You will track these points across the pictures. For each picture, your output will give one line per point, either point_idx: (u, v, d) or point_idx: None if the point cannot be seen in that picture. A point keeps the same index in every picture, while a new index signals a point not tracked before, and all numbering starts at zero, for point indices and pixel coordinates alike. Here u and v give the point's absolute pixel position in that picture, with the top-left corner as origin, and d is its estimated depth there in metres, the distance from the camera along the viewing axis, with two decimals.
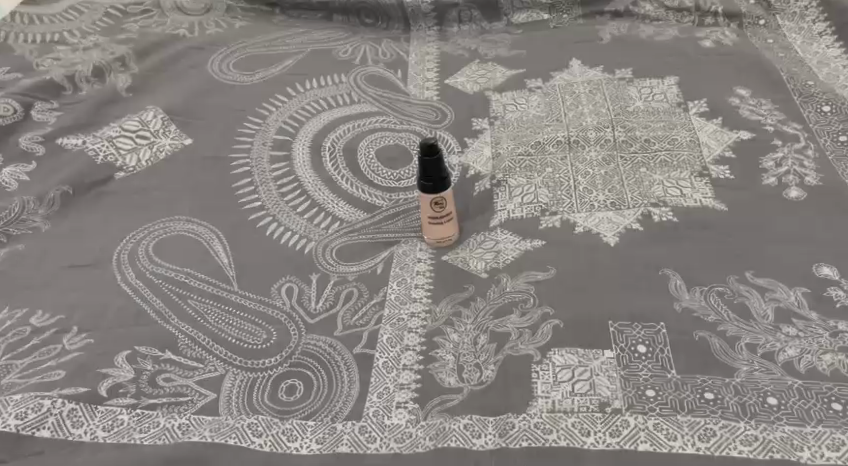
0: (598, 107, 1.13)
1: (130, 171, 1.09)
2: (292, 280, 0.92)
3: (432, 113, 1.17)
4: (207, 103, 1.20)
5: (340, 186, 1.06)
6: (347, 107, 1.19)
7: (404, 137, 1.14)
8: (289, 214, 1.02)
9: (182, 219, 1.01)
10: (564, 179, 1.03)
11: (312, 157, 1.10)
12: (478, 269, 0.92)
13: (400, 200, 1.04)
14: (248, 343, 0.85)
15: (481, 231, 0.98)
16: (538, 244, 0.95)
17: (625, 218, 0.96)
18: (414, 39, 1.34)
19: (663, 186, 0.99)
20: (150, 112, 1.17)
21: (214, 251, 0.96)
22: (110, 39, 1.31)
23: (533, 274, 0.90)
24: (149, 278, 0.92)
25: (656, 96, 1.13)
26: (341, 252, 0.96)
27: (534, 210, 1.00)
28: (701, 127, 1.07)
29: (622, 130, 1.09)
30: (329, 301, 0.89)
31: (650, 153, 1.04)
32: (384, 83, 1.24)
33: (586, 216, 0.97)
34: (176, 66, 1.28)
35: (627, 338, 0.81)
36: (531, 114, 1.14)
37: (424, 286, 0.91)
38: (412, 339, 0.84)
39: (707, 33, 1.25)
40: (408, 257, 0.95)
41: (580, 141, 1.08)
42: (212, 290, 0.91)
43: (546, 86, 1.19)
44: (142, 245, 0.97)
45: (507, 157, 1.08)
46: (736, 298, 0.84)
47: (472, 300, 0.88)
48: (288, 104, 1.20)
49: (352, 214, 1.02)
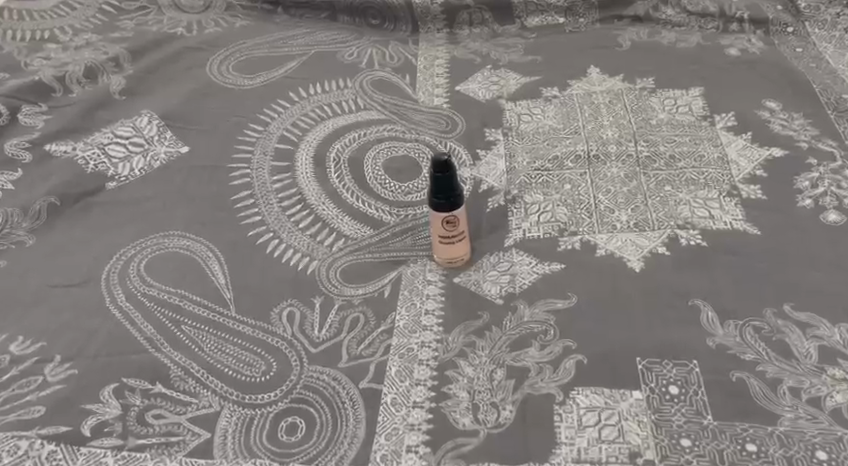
0: (620, 118, 1.06)
1: (122, 180, 1.02)
2: (293, 304, 0.86)
3: (443, 122, 1.11)
4: (204, 108, 1.13)
5: (345, 200, 1.00)
6: (352, 114, 1.13)
7: (412, 148, 1.07)
8: (291, 230, 0.96)
9: (176, 235, 0.95)
10: (584, 197, 0.97)
11: (316, 168, 1.04)
12: (493, 294, 0.86)
13: (408, 216, 0.98)
14: (245, 375, 0.78)
15: (496, 252, 0.92)
16: (556, 267, 0.89)
17: (650, 241, 0.90)
18: (422, 42, 1.27)
19: (690, 207, 0.93)
20: (145, 117, 1.11)
21: (211, 272, 0.90)
22: (103, 37, 1.25)
23: (552, 302, 0.84)
24: (140, 300, 0.86)
25: (680, 108, 1.07)
26: (346, 274, 0.90)
27: (551, 230, 0.93)
28: (729, 143, 1.01)
29: (645, 144, 1.02)
30: (333, 328, 0.83)
31: (675, 170, 0.98)
32: (392, 89, 1.18)
33: (609, 238, 0.91)
34: (172, 67, 1.21)
35: (657, 377, 0.74)
36: (548, 125, 1.08)
37: (435, 312, 0.85)
38: (422, 373, 0.78)
39: (732, 41, 1.19)
40: (417, 279, 0.89)
41: (601, 155, 1.02)
42: (207, 315, 0.84)
43: (563, 95, 1.12)
44: (134, 264, 0.91)
45: (523, 172, 1.01)
46: (775, 335, 0.78)
47: (487, 329, 0.82)
48: (290, 111, 1.13)
49: (357, 231, 0.96)
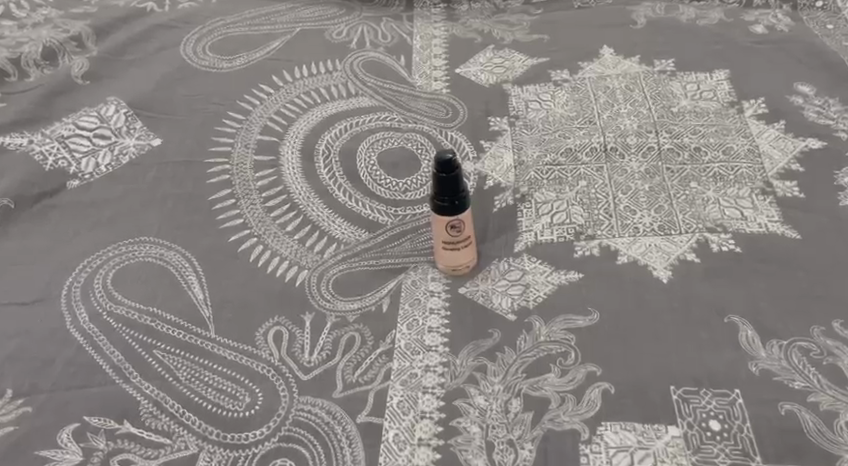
0: (638, 105, 0.97)
1: (85, 178, 0.92)
2: (280, 322, 0.77)
3: (442, 109, 1.01)
4: (178, 94, 1.03)
5: (337, 199, 0.90)
6: (343, 101, 1.02)
7: (410, 139, 0.97)
8: (278, 235, 0.86)
9: (147, 242, 0.85)
10: (602, 195, 0.88)
11: (304, 162, 0.94)
12: (504, 308, 0.78)
13: (407, 217, 0.88)
14: (227, 409, 0.70)
15: (505, 258, 0.84)
16: (573, 277, 0.80)
17: (676, 246, 0.81)
18: (418, 18, 1.16)
19: (719, 207, 0.84)
20: (111, 105, 1.00)
21: (186, 284, 0.80)
22: (63, 13, 1.13)
23: (572, 319, 0.75)
24: (107, 321, 0.76)
25: (704, 94, 0.97)
26: (340, 284, 0.81)
27: (566, 233, 0.85)
28: (760, 133, 0.91)
29: (667, 135, 0.93)
30: (325, 351, 0.74)
31: (701, 165, 0.89)
32: (385, 72, 1.07)
33: (631, 242, 0.83)
34: (142, 47, 1.10)
35: (695, 410, 0.66)
36: (559, 113, 0.98)
37: (440, 330, 0.77)
38: (428, 404, 0.70)
39: (757, 17, 1.09)
40: (419, 290, 0.81)
41: (619, 148, 0.92)
42: (182, 337, 0.75)
43: (574, 79, 1.02)
44: (100, 275, 0.81)
45: (533, 167, 0.92)
46: (826, 358, 0.69)
47: (498, 350, 0.74)
48: (274, 96, 1.03)
49: (351, 235, 0.87)
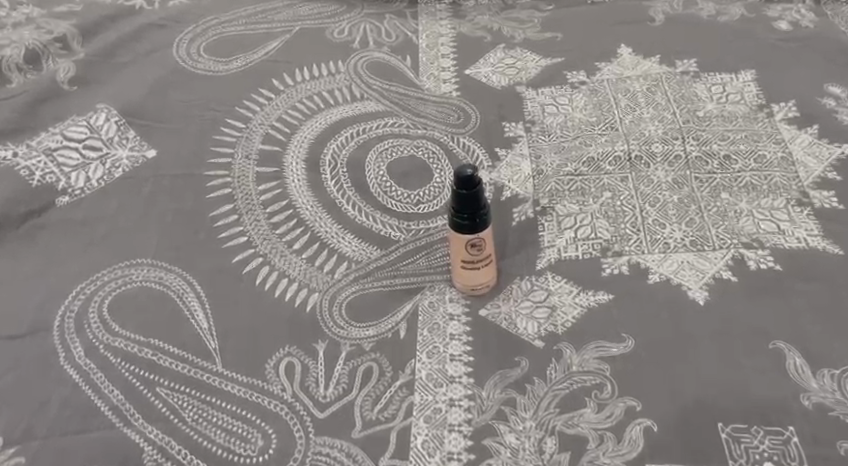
0: (662, 109, 0.92)
1: (76, 194, 0.86)
2: (291, 353, 0.72)
3: (453, 114, 0.95)
4: (172, 100, 0.96)
5: (346, 213, 0.85)
6: (348, 105, 0.96)
7: (421, 146, 0.91)
8: (285, 254, 0.80)
9: (144, 264, 0.79)
10: (628, 208, 0.82)
11: (309, 173, 0.88)
12: (531, 333, 0.73)
13: (421, 232, 0.83)
14: (239, 455, 0.65)
15: (527, 277, 0.78)
16: (602, 298, 0.75)
17: (711, 263, 0.77)
18: (423, 15, 1.10)
19: (754, 220, 0.80)
20: (101, 113, 0.94)
21: (189, 311, 0.75)
22: (46, 12, 1.06)
23: (605, 346, 0.71)
24: (104, 356, 0.71)
25: (731, 96, 0.92)
26: (353, 309, 0.76)
27: (592, 249, 0.80)
28: (792, 138, 0.86)
29: (695, 142, 0.87)
30: (342, 385, 0.69)
31: (732, 173, 0.84)
32: (390, 73, 1.01)
33: (661, 259, 0.78)
34: (131, 49, 1.03)
35: (748, 451, 0.63)
36: (578, 118, 0.92)
37: (463, 358, 0.72)
38: (455, 444, 0.65)
39: (780, 13, 1.04)
40: (438, 314, 0.75)
41: (645, 157, 0.87)
42: (186, 372, 0.70)
43: (592, 81, 0.97)
44: (94, 303, 0.75)
45: (553, 177, 0.87)
46: None
47: (527, 381, 0.69)
48: (275, 102, 0.96)
49: (363, 252, 0.81)
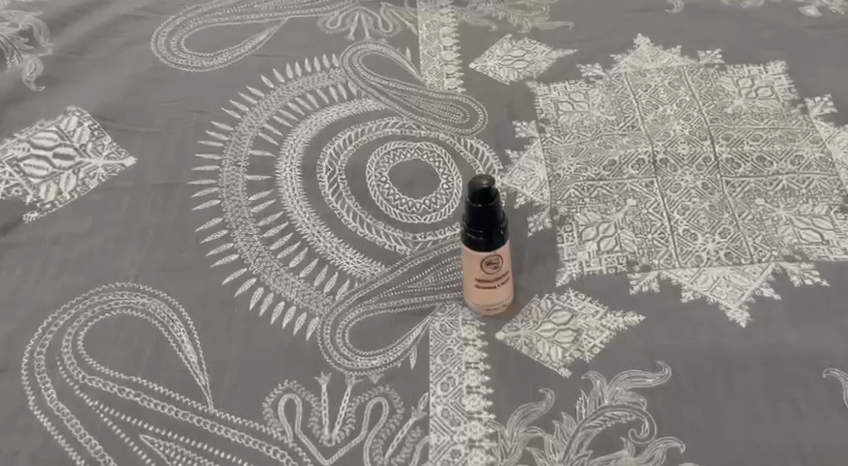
0: (687, 106, 0.84)
1: (46, 209, 0.78)
2: (291, 389, 0.65)
3: (458, 112, 0.87)
4: (151, 100, 0.88)
5: (346, 225, 0.77)
6: (344, 104, 0.88)
7: (425, 149, 0.83)
8: (280, 273, 0.73)
9: (123, 289, 0.71)
10: (655, 217, 0.75)
11: (305, 181, 0.80)
12: (555, 361, 0.66)
13: (428, 244, 0.75)
14: None
15: (547, 294, 0.71)
16: (633, 320, 0.68)
17: (750, 280, 0.70)
18: (421, 3, 1.00)
19: (794, 229, 0.73)
20: (72, 116, 0.86)
21: (176, 344, 0.67)
22: (11, 5, 0.98)
23: (639, 377, 0.64)
24: (81, 399, 0.64)
25: (760, 91, 0.85)
26: (358, 335, 0.68)
27: (617, 263, 0.72)
28: (831, 137, 0.80)
29: (725, 142, 0.80)
30: (348, 426, 0.62)
31: (767, 177, 0.77)
32: (389, 67, 0.92)
33: (695, 275, 0.71)
34: (104, 43, 0.95)
35: None
36: (597, 116, 0.85)
37: (482, 390, 0.64)
38: None
39: None
40: (450, 339, 0.68)
41: (671, 159, 0.80)
42: (173, 416, 0.63)
43: (608, 75, 0.89)
44: (68, 336, 0.68)
45: (572, 181, 0.79)
46: None
47: (555, 418, 0.63)
48: (265, 101, 0.88)
49: (366, 269, 0.73)
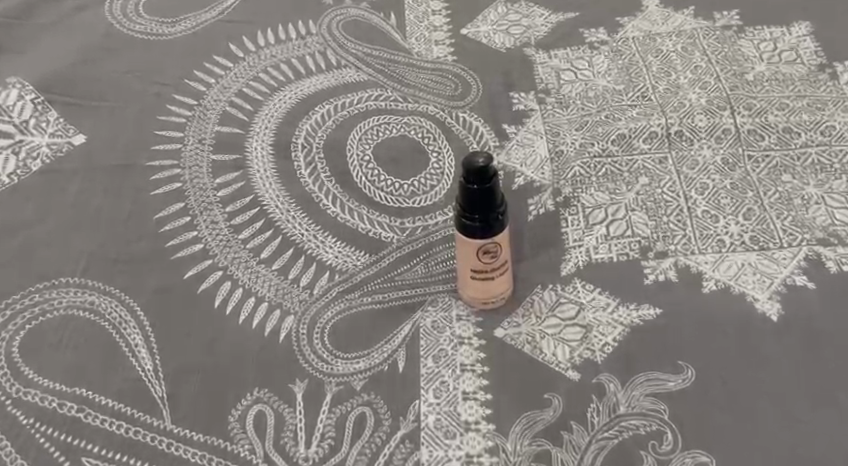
0: (703, 73, 0.76)
1: None
2: (262, 399, 0.56)
3: (449, 82, 0.78)
4: (105, 71, 0.79)
5: (324, 209, 0.68)
6: (322, 74, 0.79)
7: (412, 123, 0.75)
8: (250, 266, 0.64)
9: (69, 285, 0.63)
10: (671, 197, 0.67)
11: (279, 160, 0.72)
12: (563, 362, 0.58)
13: (417, 230, 0.67)
14: None
15: (551, 286, 0.63)
16: (650, 314, 0.60)
17: (779, 266, 0.62)
18: None
19: (827, 209, 0.65)
20: (14, 91, 0.77)
21: (129, 349, 0.59)
22: None
23: (659, 380, 0.57)
24: (17, 416, 0.56)
25: (784, 55, 0.77)
26: (339, 335, 0.60)
27: (629, 249, 0.64)
28: None
29: (746, 112, 0.72)
30: (327, 441, 0.54)
31: (795, 150, 0.69)
32: (371, 33, 0.83)
33: (717, 262, 0.63)
34: (54, 8, 0.85)
35: None
36: (603, 85, 0.76)
37: (480, 397, 0.56)
38: None
39: None
40: (443, 338, 0.60)
41: (687, 132, 0.71)
42: (123, 434, 0.55)
43: (614, 40, 0.81)
44: (3, 341, 0.60)
45: (577, 158, 0.71)
46: None
47: (564, 428, 0.55)
48: (234, 72, 0.79)
49: (347, 259, 0.65)
